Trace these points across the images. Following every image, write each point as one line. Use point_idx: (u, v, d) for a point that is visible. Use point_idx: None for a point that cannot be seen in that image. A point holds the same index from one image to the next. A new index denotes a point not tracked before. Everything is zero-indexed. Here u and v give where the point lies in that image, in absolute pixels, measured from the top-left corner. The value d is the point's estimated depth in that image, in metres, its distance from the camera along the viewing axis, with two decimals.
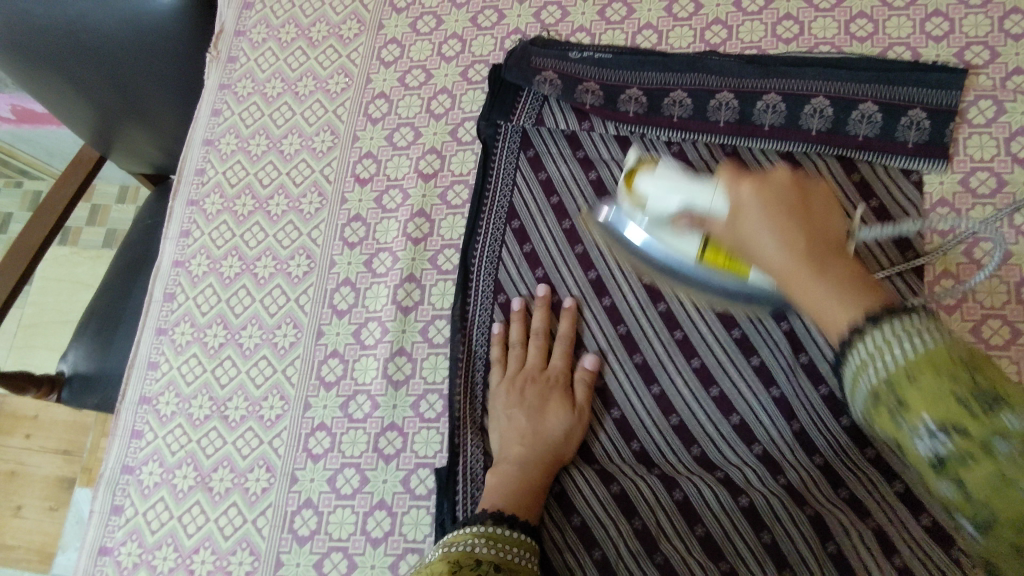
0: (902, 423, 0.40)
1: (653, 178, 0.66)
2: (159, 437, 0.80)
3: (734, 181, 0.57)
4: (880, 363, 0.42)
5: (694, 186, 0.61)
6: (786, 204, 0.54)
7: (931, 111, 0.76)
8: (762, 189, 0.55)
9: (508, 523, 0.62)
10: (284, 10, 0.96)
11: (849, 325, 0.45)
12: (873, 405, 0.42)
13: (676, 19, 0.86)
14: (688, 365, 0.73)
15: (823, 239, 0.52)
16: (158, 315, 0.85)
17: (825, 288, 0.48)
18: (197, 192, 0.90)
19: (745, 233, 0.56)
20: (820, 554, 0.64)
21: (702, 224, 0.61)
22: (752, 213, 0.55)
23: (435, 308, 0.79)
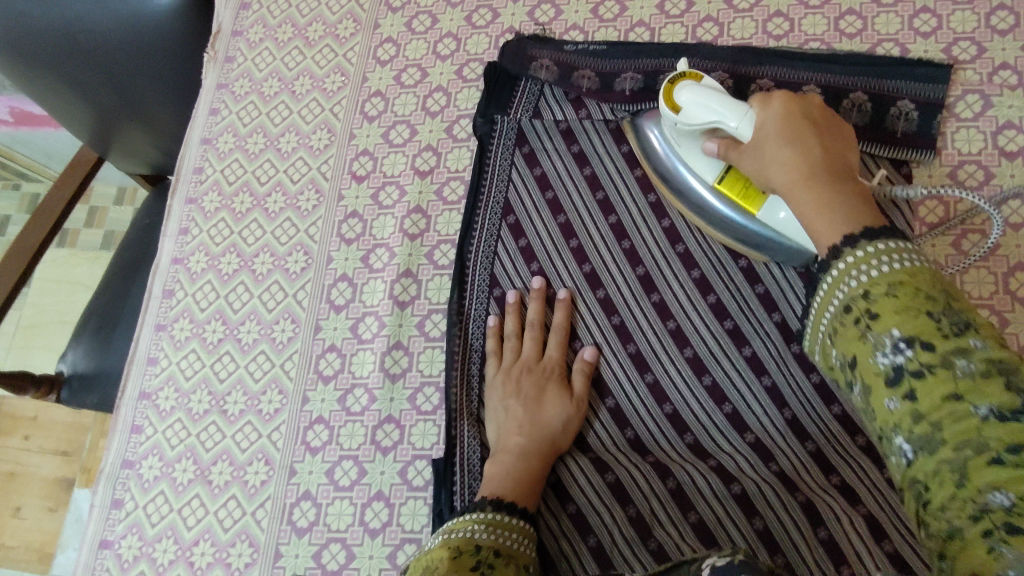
0: (870, 336, 0.46)
1: (694, 88, 0.67)
2: (158, 431, 0.81)
3: (765, 106, 0.62)
4: (867, 275, 0.48)
5: (730, 108, 0.64)
6: (806, 125, 0.59)
7: (919, 104, 0.78)
8: (790, 114, 0.60)
9: (507, 510, 0.63)
10: (281, 10, 0.97)
11: (836, 249, 0.50)
12: (848, 318, 0.49)
13: (668, 17, 0.87)
14: (681, 354, 0.74)
15: (835, 165, 0.57)
16: (157, 311, 0.86)
17: (827, 206, 0.53)
18: (195, 190, 0.91)
19: (759, 153, 0.61)
20: (811, 539, 0.65)
21: (726, 147, 0.65)
22: (769, 134, 0.60)
23: (432, 302, 0.80)
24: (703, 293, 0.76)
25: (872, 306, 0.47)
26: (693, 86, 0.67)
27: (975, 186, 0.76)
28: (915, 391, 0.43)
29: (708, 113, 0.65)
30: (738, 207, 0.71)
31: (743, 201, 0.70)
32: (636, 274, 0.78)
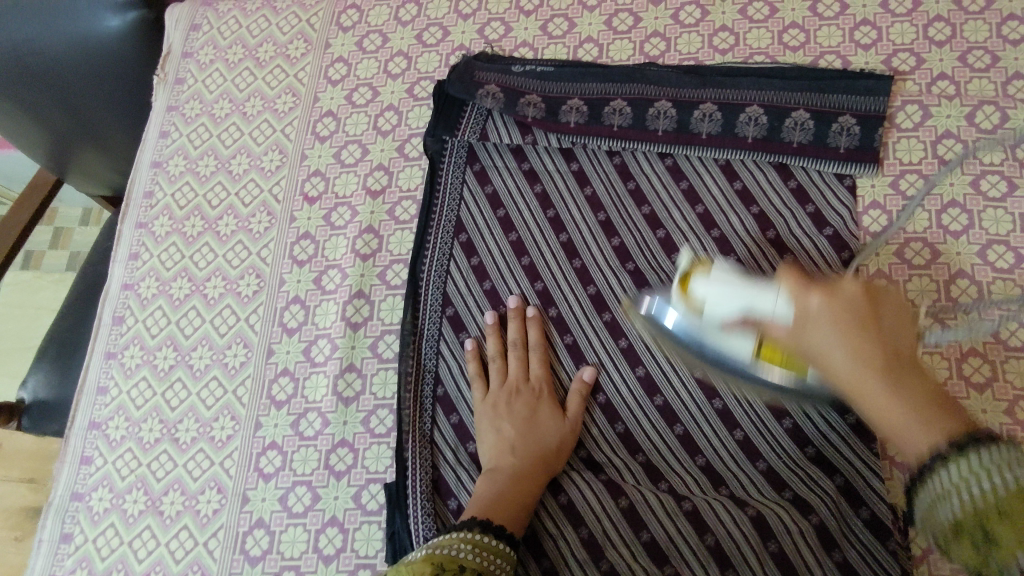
0: (993, 560, 0.41)
1: (708, 282, 0.61)
2: (108, 462, 0.79)
3: (800, 291, 0.54)
4: (964, 496, 0.43)
5: (755, 291, 0.57)
6: (859, 319, 0.52)
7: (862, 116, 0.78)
8: (831, 300, 0.53)
9: (495, 532, 0.61)
10: (232, 31, 0.97)
11: (920, 460, 0.46)
12: (953, 531, 0.44)
13: (615, 33, 0.88)
14: (633, 374, 0.75)
15: (899, 360, 0.51)
16: (108, 339, 0.85)
17: (904, 416, 0.48)
18: (145, 215, 0.90)
19: (809, 341, 0.53)
20: (762, 553, 0.65)
21: (760, 327, 0.57)
22: (822, 324, 0.52)
23: (384, 323, 0.80)
24: None
25: (984, 523, 0.42)
26: (708, 280, 0.61)
27: (917, 195, 0.77)
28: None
29: (738, 301, 0.58)
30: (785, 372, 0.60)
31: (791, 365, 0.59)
32: (588, 293, 0.78)
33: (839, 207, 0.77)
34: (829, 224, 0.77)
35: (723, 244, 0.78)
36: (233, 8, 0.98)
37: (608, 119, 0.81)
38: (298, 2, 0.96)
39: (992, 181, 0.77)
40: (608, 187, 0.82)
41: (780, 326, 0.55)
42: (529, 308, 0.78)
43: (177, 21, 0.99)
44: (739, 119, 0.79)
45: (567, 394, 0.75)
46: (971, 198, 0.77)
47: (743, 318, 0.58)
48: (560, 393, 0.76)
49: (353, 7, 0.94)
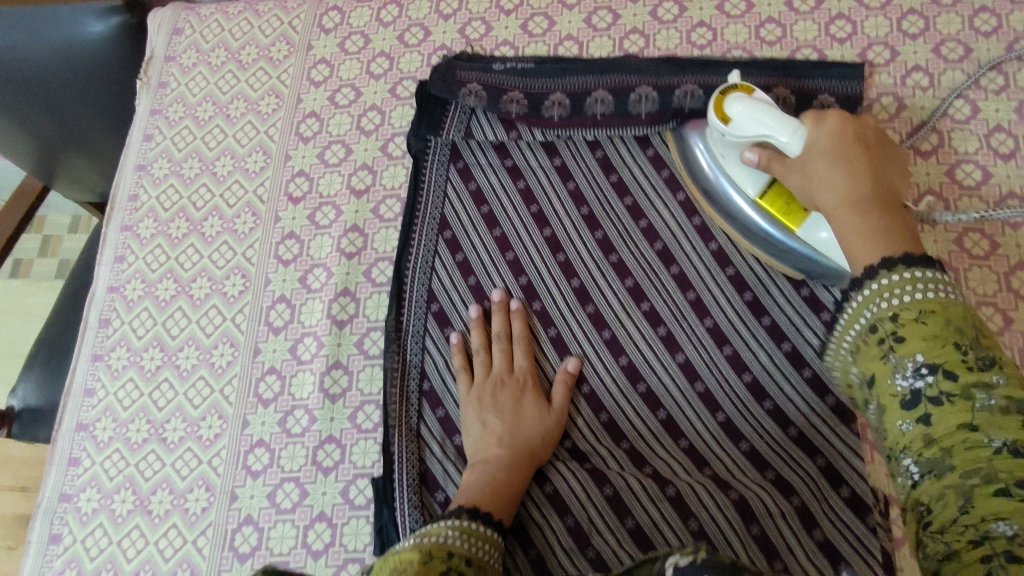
0: (891, 358, 0.47)
1: (746, 100, 0.67)
2: (96, 463, 0.80)
3: (817, 120, 0.63)
4: (892, 301, 0.48)
5: (778, 123, 0.65)
6: (858, 145, 0.61)
7: (842, 97, 0.80)
8: (840, 134, 0.61)
9: (483, 520, 0.62)
10: (214, 35, 0.97)
11: (865, 269, 0.52)
12: (866, 337, 0.50)
13: (595, 30, 0.89)
14: (616, 363, 0.76)
15: (884, 189, 0.58)
16: (94, 342, 0.85)
17: (870, 226, 0.55)
18: (130, 218, 0.90)
19: (807, 169, 0.62)
20: (745, 535, 0.66)
21: (775, 161, 0.66)
22: (817, 151, 0.61)
23: (370, 320, 0.81)
24: (636, 301, 0.77)
25: (899, 335, 0.47)
26: (743, 99, 0.67)
27: None
28: (931, 418, 0.44)
29: (759, 127, 0.66)
30: (778, 223, 0.72)
31: (784, 219, 0.71)
32: (572, 286, 0.79)
33: None
34: None
35: (704, 232, 0.78)
36: (215, 12, 0.99)
37: (589, 109, 0.82)
38: (280, 5, 0.97)
39: (966, 169, 0.78)
40: (590, 181, 0.83)
41: (788, 157, 0.64)
42: (513, 301, 0.79)
43: (159, 25, 0.99)
44: None
45: (554, 384, 0.75)
46: (946, 187, 0.78)
47: (760, 146, 0.67)
48: (546, 383, 0.77)
49: (335, 9, 0.95)
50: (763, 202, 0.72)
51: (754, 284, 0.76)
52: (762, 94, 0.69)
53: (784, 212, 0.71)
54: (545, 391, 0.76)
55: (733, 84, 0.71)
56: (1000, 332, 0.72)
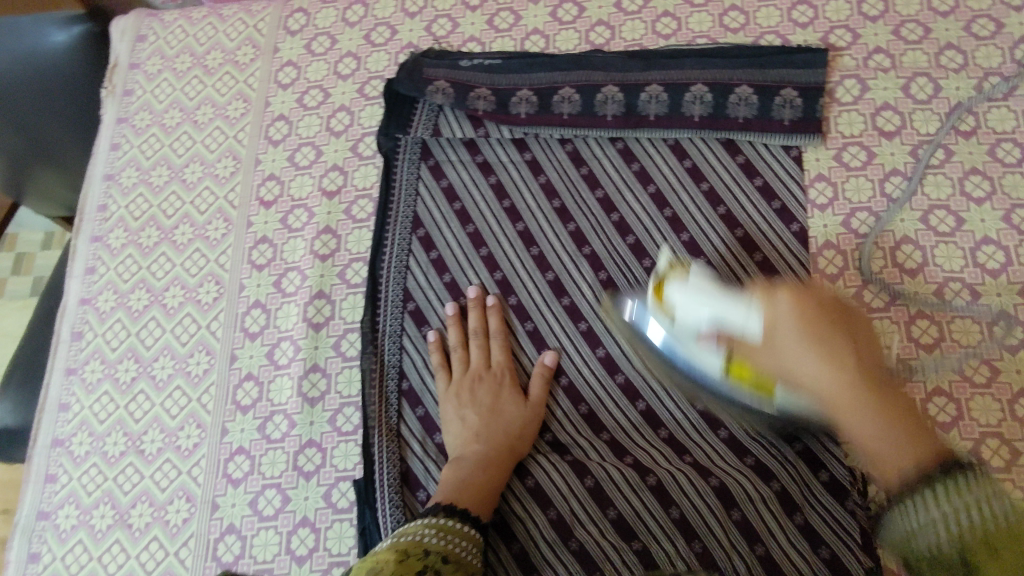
0: None
1: (682, 288, 0.64)
2: (74, 479, 0.78)
3: (772, 300, 0.58)
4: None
5: (724, 301, 0.60)
6: (829, 325, 0.56)
7: (803, 90, 0.80)
8: (799, 299, 0.57)
9: (460, 517, 0.63)
10: (178, 40, 0.96)
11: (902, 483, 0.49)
12: (925, 550, 0.45)
13: (560, 23, 0.89)
14: (594, 355, 0.76)
15: (874, 378, 0.54)
16: (67, 355, 0.84)
17: (874, 425, 0.52)
18: (100, 228, 0.89)
19: (779, 351, 0.57)
20: (725, 520, 0.67)
21: (732, 342, 0.60)
22: (807, 357, 0.55)
23: (346, 321, 0.80)
24: (611, 293, 0.78)
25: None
26: (681, 285, 0.64)
27: (860, 166, 0.80)
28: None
29: (709, 309, 0.61)
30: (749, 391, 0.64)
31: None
32: (547, 279, 0.79)
33: (786, 178, 0.79)
34: (779, 198, 0.79)
35: (676, 223, 0.79)
36: (178, 17, 0.98)
37: (557, 107, 0.82)
38: (244, 8, 0.96)
39: (930, 149, 0.79)
40: (561, 174, 0.83)
41: (751, 336, 0.58)
42: (489, 297, 0.79)
43: (121, 33, 0.98)
44: (684, 98, 0.80)
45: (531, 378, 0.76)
46: (911, 167, 0.79)
47: (716, 327, 0.61)
48: (524, 379, 0.77)
49: (300, 11, 0.95)
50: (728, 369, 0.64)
51: (725, 274, 0.77)
52: (698, 269, 0.65)
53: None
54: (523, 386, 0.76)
55: (664, 270, 0.68)
56: (967, 308, 0.74)
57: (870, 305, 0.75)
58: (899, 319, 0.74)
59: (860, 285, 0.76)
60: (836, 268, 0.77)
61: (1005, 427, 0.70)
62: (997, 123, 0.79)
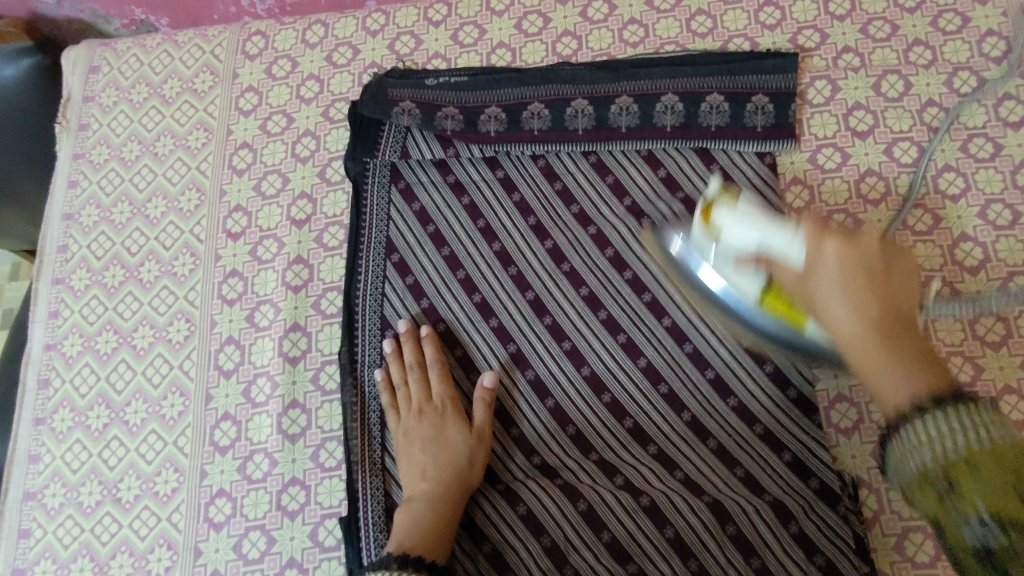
0: (953, 511, 0.41)
1: (732, 212, 0.59)
2: (48, 532, 0.76)
3: (819, 236, 0.53)
4: (924, 453, 0.43)
5: (773, 225, 0.56)
6: (869, 271, 0.51)
7: (775, 93, 0.79)
8: (847, 249, 0.52)
9: (413, 566, 0.62)
10: (133, 70, 0.93)
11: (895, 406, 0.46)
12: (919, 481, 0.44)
13: (526, 36, 0.88)
14: (579, 373, 0.75)
15: (901, 331, 0.49)
16: (34, 404, 0.81)
17: (878, 365, 0.47)
18: (61, 270, 0.86)
19: (817, 289, 0.52)
20: (720, 535, 0.66)
21: (772, 266, 0.56)
22: (832, 294, 0.51)
23: (324, 353, 0.78)
24: (594, 310, 0.76)
25: (950, 476, 0.42)
26: (732, 211, 0.59)
27: (835, 168, 0.79)
28: (1005, 565, 0.40)
29: (753, 237, 0.57)
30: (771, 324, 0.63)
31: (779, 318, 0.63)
32: (526, 299, 0.78)
33: (763, 186, 0.78)
34: None
35: (654, 233, 0.78)
36: (131, 46, 0.94)
37: (527, 124, 0.81)
38: (200, 33, 0.93)
39: (903, 147, 0.79)
40: (536, 190, 0.81)
41: (791, 271, 0.54)
42: (421, 329, 0.77)
43: (73, 65, 0.94)
44: (655, 108, 0.79)
45: (472, 406, 0.74)
46: (886, 166, 0.79)
47: (757, 256, 0.57)
48: (468, 407, 0.76)
49: (258, 34, 0.92)
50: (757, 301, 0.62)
51: None
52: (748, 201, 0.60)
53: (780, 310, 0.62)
54: (468, 414, 0.75)
55: (715, 193, 0.63)
56: (949, 306, 0.74)
57: None
58: None
59: None
60: None
61: None
62: (969, 117, 0.79)
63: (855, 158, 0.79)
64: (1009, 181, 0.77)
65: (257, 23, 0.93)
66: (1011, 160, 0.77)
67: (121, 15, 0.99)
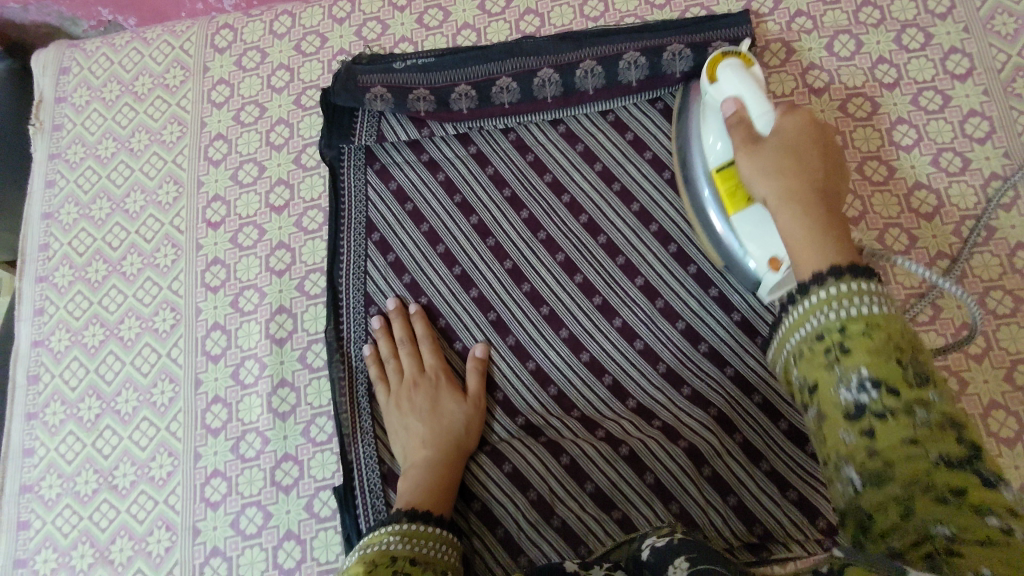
0: (836, 368, 0.43)
1: (738, 72, 0.64)
2: (47, 522, 0.77)
3: (788, 110, 0.61)
4: (834, 313, 0.45)
5: (754, 91, 0.63)
6: (814, 148, 0.59)
7: (734, 40, 0.81)
8: (806, 127, 0.60)
9: (423, 519, 0.64)
10: (103, 69, 0.94)
11: (813, 275, 0.48)
12: (814, 349, 0.45)
13: (490, 15, 0.90)
14: (558, 336, 0.77)
15: (827, 190, 0.56)
16: (25, 400, 0.82)
17: (790, 217, 0.55)
18: (44, 268, 0.87)
19: (758, 155, 0.59)
20: (697, 478, 0.70)
21: (738, 120, 0.62)
22: (777, 148, 0.59)
23: (309, 333, 0.80)
24: (570, 274, 0.79)
25: (845, 340, 0.43)
26: (736, 71, 0.64)
27: None
28: (872, 432, 0.40)
29: (739, 91, 0.63)
30: (722, 203, 0.68)
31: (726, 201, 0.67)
32: (505, 268, 0.80)
33: None
34: None
35: (625, 196, 0.81)
36: (100, 46, 0.95)
37: (496, 98, 0.82)
38: (168, 30, 0.95)
39: (857, 103, 0.83)
40: (508, 163, 0.84)
41: (755, 130, 0.62)
42: (410, 306, 0.80)
43: (43, 67, 0.95)
44: (619, 67, 0.80)
45: (466, 374, 0.77)
46: (841, 121, 0.83)
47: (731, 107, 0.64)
48: (460, 377, 0.78)
49: (226, 27, 0.94)
50: (717, 172, 0.67)
51: (676, 237, 0.78)
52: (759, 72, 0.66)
53: (733, 192, 0.66)
54: (460, 383, 0.77)
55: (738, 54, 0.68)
56: (906, 251, 0.77)
57: None
58: None
59: None
60: None
61: (953, 359, 0.74)
62: (917, 72, 0.83)
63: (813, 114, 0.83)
64: (958, 130, 0.80)
65: (225, 17, 0.95)
66: (959, 111, 0.81)
67: (89, 17, 0.99)
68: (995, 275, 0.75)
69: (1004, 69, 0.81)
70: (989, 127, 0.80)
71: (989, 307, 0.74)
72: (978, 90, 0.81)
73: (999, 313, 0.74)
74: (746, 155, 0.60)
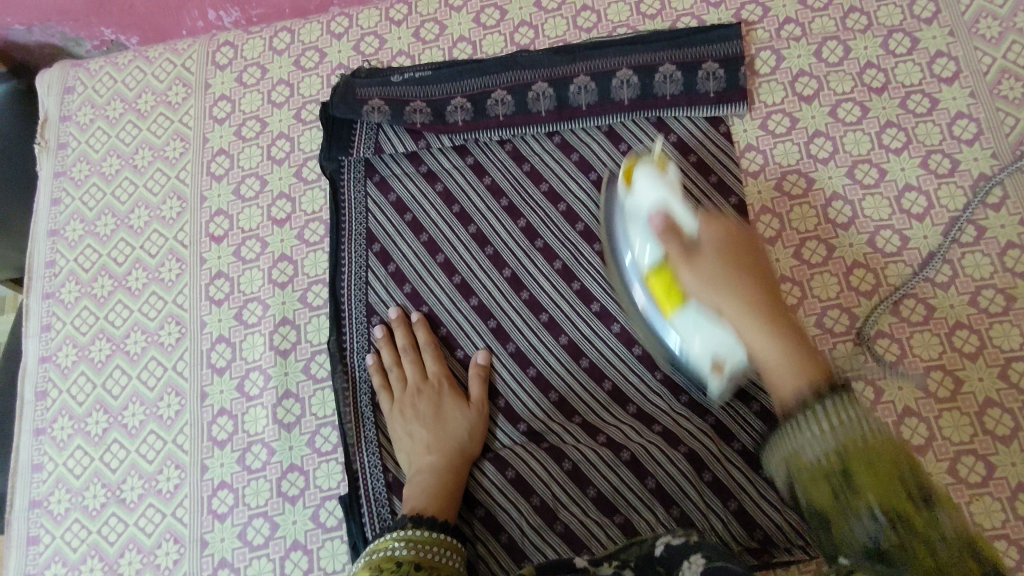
0: (845, 505, 0.43)
1: (657, 176, 0.65)
2: (57, 537, 0.78)
3: (712, 218, 0.62)
4: (825, 440, 0.45)
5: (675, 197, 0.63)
6: (748, 256, 0.60)
7: (725, 54, 0.83)
8: (736, 235, 0.61)
9: (428, 524, 0.64)
10: (107, 87, 0.96)
11: (800, 405, 0.49)
12: (814, 476, 0.45)
13: (485, 28, 0.92)
14: (557, 342, 0.78)
15: (774, 300, 0.58)
16: (34, 415, 0.83)
17: (761, 333, 0.56)
18: (51, 284, 0.89)
19: (703, 264, 0.59)
20: (697, 482, 0.71)
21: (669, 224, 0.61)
22: (722, 263, 0.59)
23: (313, 344, 0.81)
24: (568, 281, 0.80)
25: (847, 468, 0.43)
26: (655, 177, 0.65)
27: (784, 131, 0.84)
28: (890, 562, 0.41)
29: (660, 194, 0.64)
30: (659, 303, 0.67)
31: (664, 301, 0.65)
32: (504, 276, 0.81)
33: (720, 155, 0.83)
34: (715, 172, 0.83)
35: None
36: (104, 65, 0.97)
37: (492, 110, 0.84)
38: (170, 48, 0.96)
39: (847, 108, 0.84)
40: (505, 173, 0.85)
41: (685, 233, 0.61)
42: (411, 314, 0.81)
43: (48, 86, 0.97)
44: (612, 84, 0.83)
45: (469, 381, 0.78)
46: (832, 126, 0.84)
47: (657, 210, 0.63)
48: (463, 385, 0.79)
49: (226, 44, 0.95)
50: (652, 276, 0.66)
51: None
52: (673, 171, 0.67)
53: (667, 292, 0.65)
54: (463, 391, 0.78)
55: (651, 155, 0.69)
56: (899, 252, 0.79)
57: (809, 262, 0.80)
58: (839, 270, 0.79)
59: (798, 244, 0.81)
60: (773, 231, 0.81)
61: (946, 358, 0.75)
62: (905, 77, 0.84)
63: (803, 120, 0.85)
64: (946, 133, 0.82)
65: (225, 34, 0.96)
66: (947, 113, 0.82)
67: (91, 37, 1.01)
68: (986, 275, 0.76)
69: (990, 72, 0.83)
70: (977, 128, 0.81)
71: (982, 306, 0.76)
72: (964, 93, 0.83)
73: (991, 311, 0.75)
74: (688, 263, 0.59)
